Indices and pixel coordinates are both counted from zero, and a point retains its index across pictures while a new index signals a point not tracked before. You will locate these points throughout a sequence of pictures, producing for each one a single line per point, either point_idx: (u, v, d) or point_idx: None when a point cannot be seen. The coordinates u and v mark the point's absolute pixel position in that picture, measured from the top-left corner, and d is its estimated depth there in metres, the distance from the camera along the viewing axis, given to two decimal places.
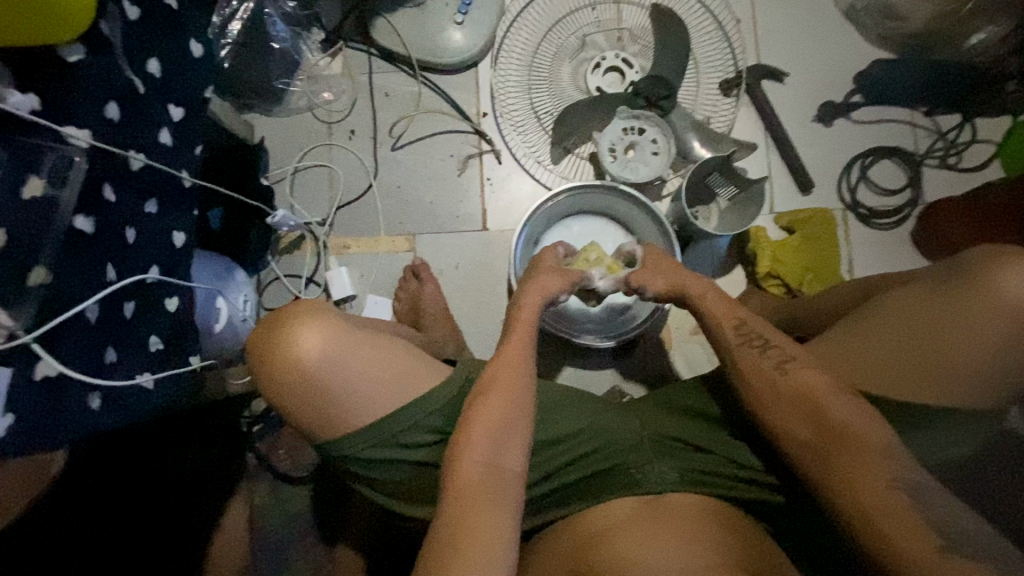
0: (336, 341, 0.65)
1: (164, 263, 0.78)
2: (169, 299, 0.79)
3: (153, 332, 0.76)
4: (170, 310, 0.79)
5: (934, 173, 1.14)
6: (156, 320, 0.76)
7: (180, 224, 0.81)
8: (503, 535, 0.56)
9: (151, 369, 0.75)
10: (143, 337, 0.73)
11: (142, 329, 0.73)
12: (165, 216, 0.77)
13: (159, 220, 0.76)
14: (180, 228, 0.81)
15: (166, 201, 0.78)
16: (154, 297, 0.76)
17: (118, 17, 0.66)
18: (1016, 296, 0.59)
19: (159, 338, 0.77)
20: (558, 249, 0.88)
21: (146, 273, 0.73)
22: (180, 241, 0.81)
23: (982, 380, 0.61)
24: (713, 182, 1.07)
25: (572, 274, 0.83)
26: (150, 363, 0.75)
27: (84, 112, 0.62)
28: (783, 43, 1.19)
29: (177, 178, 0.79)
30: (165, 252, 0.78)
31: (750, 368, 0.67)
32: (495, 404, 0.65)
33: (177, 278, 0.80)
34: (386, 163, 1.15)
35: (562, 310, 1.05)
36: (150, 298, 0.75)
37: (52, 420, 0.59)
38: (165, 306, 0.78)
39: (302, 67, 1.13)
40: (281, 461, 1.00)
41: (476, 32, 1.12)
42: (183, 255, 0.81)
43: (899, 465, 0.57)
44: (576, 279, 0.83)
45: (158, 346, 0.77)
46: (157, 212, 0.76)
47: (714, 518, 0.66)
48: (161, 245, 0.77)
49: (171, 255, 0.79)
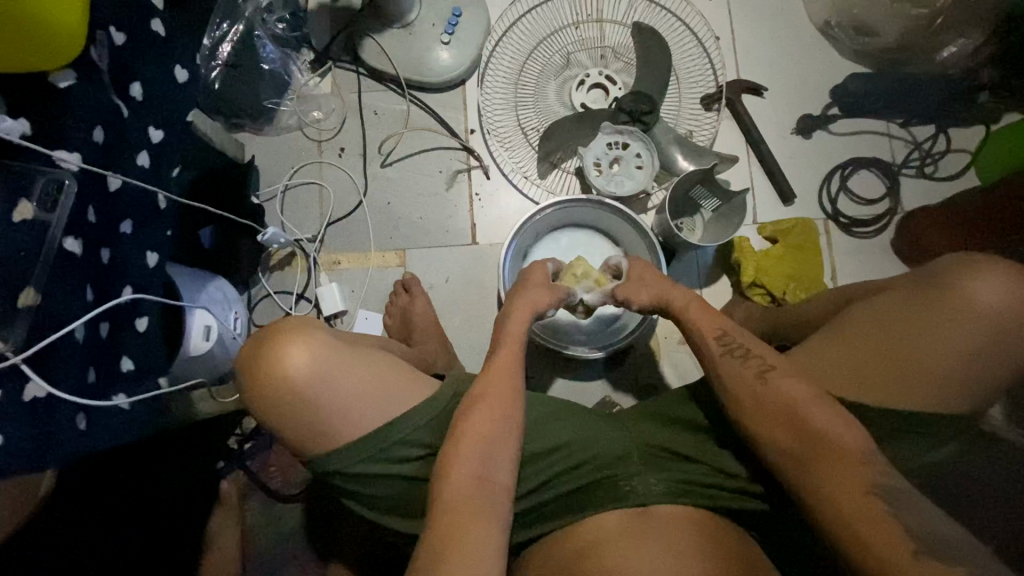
0: (324, 357, 0.66)
1: (137, 283, 0.76)
2: (140, 319, 0.78)
3: (125, 353, 0.75)
4: (139, 331, 0.78)
5: (910, 182, 1.17)
6: (129, 341, 0.76)
7: (153, 245, 0.80)
8: (491, 548, 0.57)
9: (127, 390, 0.74)
10: (115, 357, 0.73)
11: (118, 347, 0.74)
12: (140, 237, 0.77)
13: (135, 241, 0.76)
14: (153, 249, 0.80)
15: (140, 223, 0.77)
16: (122, 318, 0.75)
17: (105, 44, 0.68)
18: (982, 305, 0.62)
19: (132, 361, 0.76)
20: (547, 264, 0.87)
21: (122, 294, 0.72)
22: (153, 262, 0.80)
23: (954, 386, 0.63)
24: (697, 195, 1.09)
25: (557, 290, 0.84)
26: (124, 384, 0.74)
27: (73, 137, 0.63)
28: (762, 59, 1.21)
29: (150, 201, 0.78)
30: (138, 275, 0.76)
31: (732, 379, 0.69)
32: (485, 416, 0.66)
33: (151, 296, 0.79)
34: (375, 181, 1.16)
35: (551, 323, 1.07)
36: (120, 319, 0.74)
37: (42, 440, 0.60)
38: (135, 328, 0.77)
39: (291, 87, 1.16)
40: (272, 478, 1.03)
41: (463, 50, 1.14)
42: (155, 276, 0.80)
43: (874, 471, 0.58)
44: (562, 294, 0.84)
45: (131, 367, 0.76)
46: (131, 233, 0.75)
47: (700, 527, 0.66)
48: (139, 265, 0.76)
49: (144, 276, 0.78)
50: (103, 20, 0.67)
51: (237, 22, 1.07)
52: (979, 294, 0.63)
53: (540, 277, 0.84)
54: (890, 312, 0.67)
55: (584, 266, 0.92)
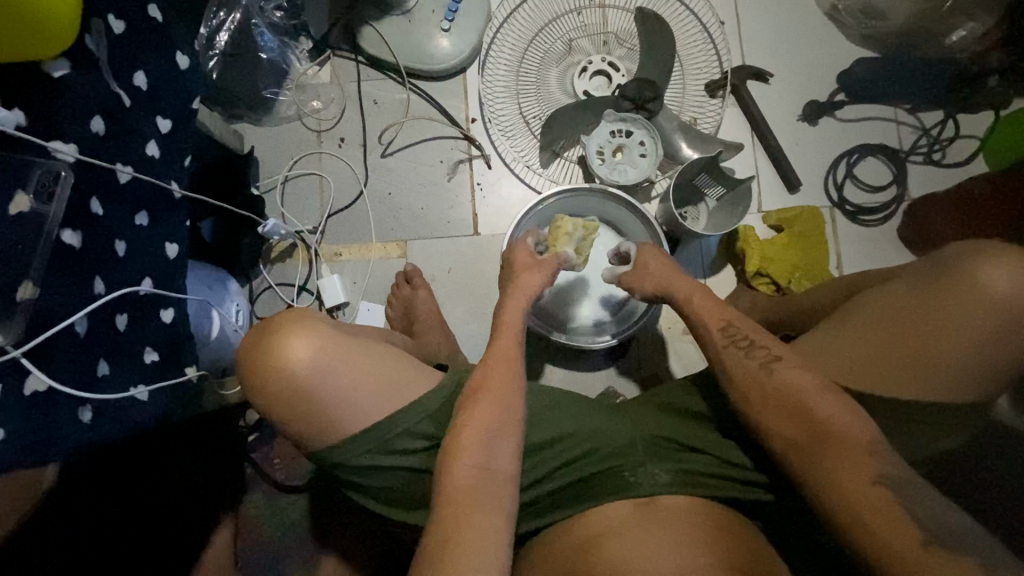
0: (327, 349, 0.65)
1: (158, 275, 0.77)
2: (165, 311, 0.79)
3: (148, 344, 0.75)
4: (165, 322, 0.79)
5: (919, 169, 1.16)
6: (151, 331, 0.76)
7: (173, 237, 0.81)
8: (496, 538, 0.57)
9: (145, 381, 0.75)
10: (137, 349, 0.73)
11: (142, 340, 0.74)
12: (156, 228, 0.78)
13: (151, 232, 0.77)
14: (173, 240, 0.81)
15: (158, 214, 0.78)
16: (144, 308, 0.75)
17: (103, 32, 0.67)
18: (996, 292, 0.61)
19: (155, 351, 0.77)
20: (529, 240, 0.86)
21: (140, 285, 0.73)
22: (174, 253, 0.80)
23: (969, 376, 0.62)
24: (702, 182, 1.08)
25: (546, 265, 0.82)
26: (144, 376, 0.74)
27: (71, 127, 0.63)
28: (767, 43, 1.20)
29: (165, 190, 0.78)
30: (157, 263, 0.77)
31: (737, 369, 0.68)
32: (487, 407, 0.65)
33: (173, 289, 0.80)
34: (376, 171, 1.15)
35: (552, 295, 1.08)
36: (140, 309, 0.75)
37: (42, 435, 0.60)
38: (160, 318, 0.78)
39: (291, 76, 1.15)
40: (276, 471, 1.02)
41: (463, 38, 1.13)
42: (176, 268, 0.81)
43: (883, 461, 0.58)
44: (551, 270, 0.82)
45: (154, 359, 0.76)
46: (147, 224, 0.76)
47: (706, 517, 0.66)
48: (156, 255, 0.77)
49: (163, 268, 0.78)
50: (101, 9, 0.66)
51: (234, 10, 1.05)
52: (991, 283, 0.61)
53: (526, 258, 0.83)
54: (898, 304, 0.66)
55: (572, 223, 0.92)
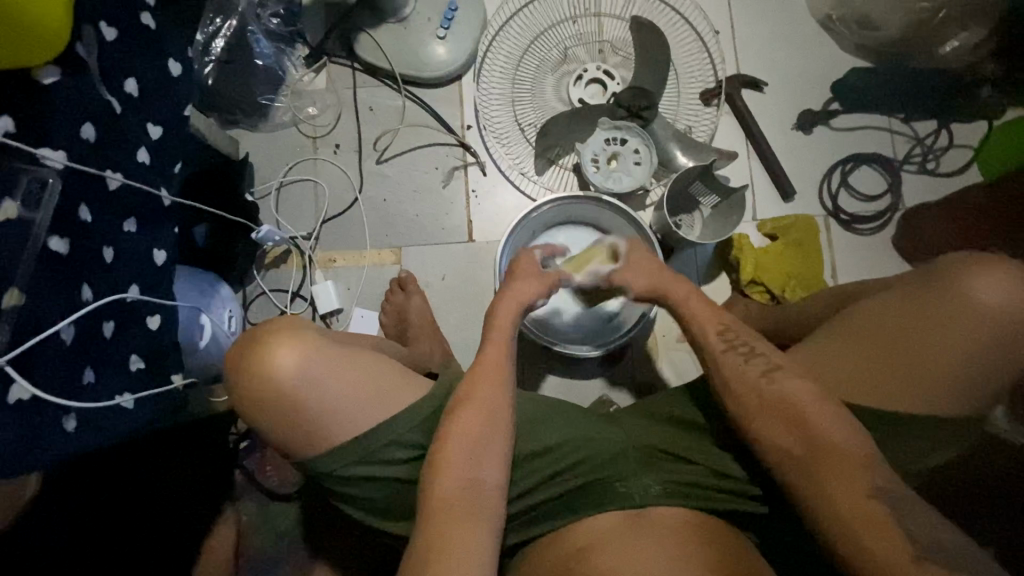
0: (314, 359, 0.65)
1: (142, 280, 0.77)
2: (150, 317, 0.79)
3: (134, 351, 0.75)
4: (152, 328, 0.79)
5: (912, 179, 1.15)
6: (137, 336, 0.76)
7: (162, 243, 0.82)
8: (482, 550, 0.56)
9: (132, 388, 0.75)
10: (124, 358, 0.74)
11: (124, 346, 0.74)
12: (146, 235, 0.78)
13: (141, 239, 0.77)
14: (160, 246, 0.82)
15: (145, 221, 0.78)
16: (132, 316, 0.75)
17: (94, 39, 0.67)
18: (987, 303, 0.61)
19: (141, 358, 0.77)
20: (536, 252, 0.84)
21: (126, 292, 0.73)
22: (161, 259, 0.82)
23: (960, 388, 0.62)
24: (696, 190, 1.08)
25: (550, 278, 0.81)
26: (131, 383, 0.75)
27: (60, 135, 0.63)
28: (761, 52, 1.20)
29: (155, 197, 0.79)
30: (142, 270, 0.77)
31: (729, 380, 0.68)
32: (472, 419, 0.64)
33: (160, 295, 0.81)
34: (371, 177, 1.15)
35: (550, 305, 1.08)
36: (128, 317, 0.74)
37: (27, 444, 0.59)
38: (146, 324, 0.78)
39: (286, 83, 1.15)
40: (269, 478, 1.01)
41: (458, 46, 1.13)
42: (163, 274, 0.82)
43: (876, 474, 0.57)
44: (552, 283, 0.81)
45: (139, 366, 0.76)
46: (136, 230, 0.76)
47: (699, 528, 0.65)
48: (144, 263, 0.78)
49: (148, 271, 0.79)
50: (93, 15, 0.66)
51: (230, 17, 1.07)
52: (981, 293, 0.61)
53: (530, 266, 0.81)
54: (891, 313, 0.66)
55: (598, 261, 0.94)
